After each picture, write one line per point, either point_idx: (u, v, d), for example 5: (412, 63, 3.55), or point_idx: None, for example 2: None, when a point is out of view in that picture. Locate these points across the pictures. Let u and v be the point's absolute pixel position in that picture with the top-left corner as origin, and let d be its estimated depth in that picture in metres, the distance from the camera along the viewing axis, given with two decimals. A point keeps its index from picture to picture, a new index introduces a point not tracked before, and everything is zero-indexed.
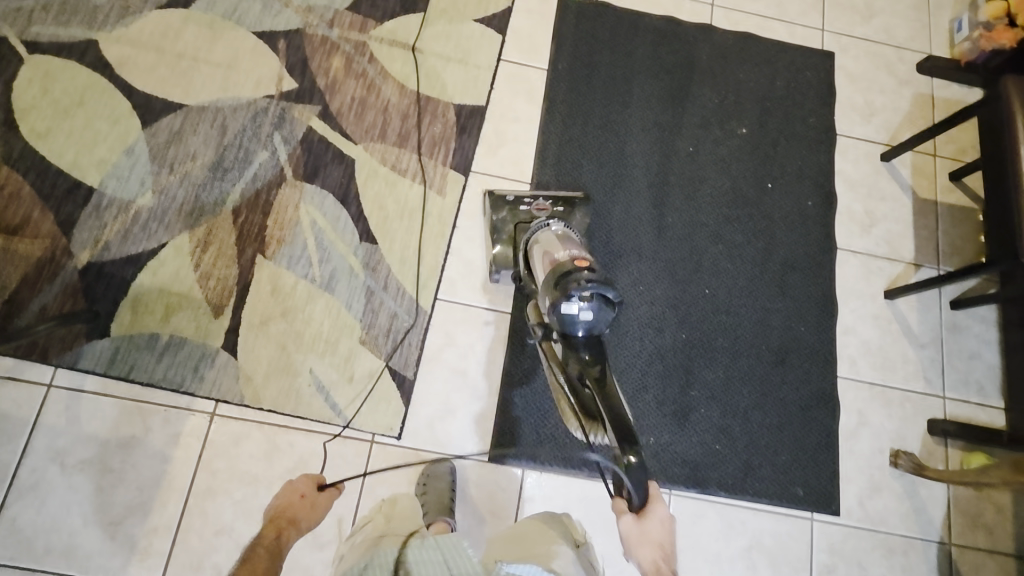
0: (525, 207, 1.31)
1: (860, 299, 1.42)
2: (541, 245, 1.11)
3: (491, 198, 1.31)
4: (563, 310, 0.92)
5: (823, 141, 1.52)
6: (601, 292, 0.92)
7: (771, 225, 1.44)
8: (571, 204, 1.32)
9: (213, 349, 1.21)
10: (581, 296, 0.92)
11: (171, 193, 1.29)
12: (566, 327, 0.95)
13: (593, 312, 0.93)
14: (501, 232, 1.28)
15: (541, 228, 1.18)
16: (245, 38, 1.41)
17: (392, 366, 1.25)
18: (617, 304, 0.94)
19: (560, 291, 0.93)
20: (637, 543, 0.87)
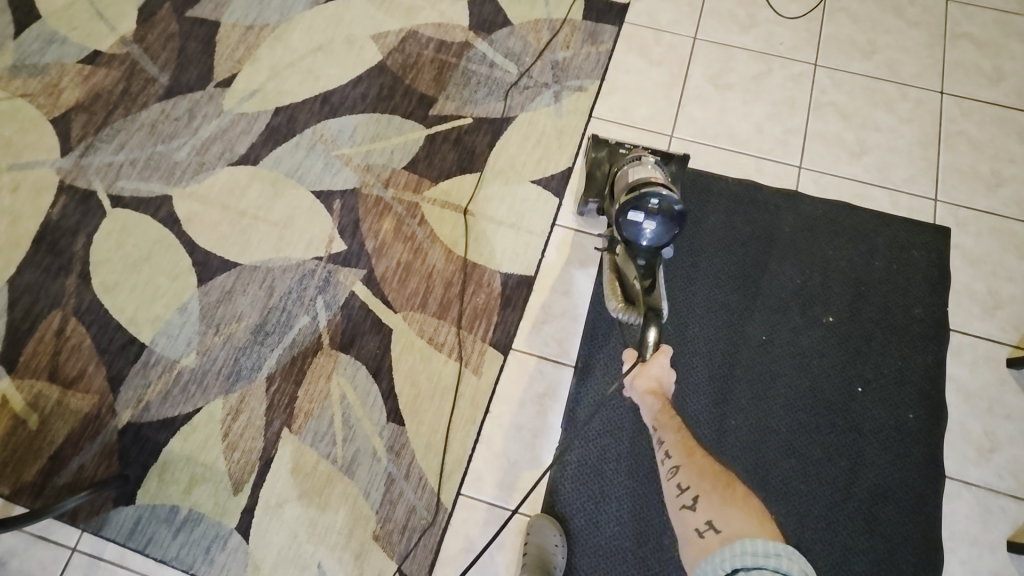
0: (623, 150, 1.30)
1: (974, 548, 1.15)
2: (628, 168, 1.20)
3: (593, 138, 1.33)
4: (630, 217, 1.08)
5: (929, 338, 1.28)
6: (667, 205, 1.07)
7: (859, 440, 1.21)
8: (669, 157, 1.28)
9: (227, 530, 1.18)
10: (648, 210, 1.07)
11: (214, 353, 1.31)
12: (632, 235, 1.10)
13: (655, 225, 1.08)
14: (597, 169, 1.32)
15: (631, 160, 1.22)
16: (304, 196, 1.43)
17: (403, 568, 1.16)
18: (679, 219, 1.08)
19: (632, 201, 1.08)
20: (639, 374, 1.12)
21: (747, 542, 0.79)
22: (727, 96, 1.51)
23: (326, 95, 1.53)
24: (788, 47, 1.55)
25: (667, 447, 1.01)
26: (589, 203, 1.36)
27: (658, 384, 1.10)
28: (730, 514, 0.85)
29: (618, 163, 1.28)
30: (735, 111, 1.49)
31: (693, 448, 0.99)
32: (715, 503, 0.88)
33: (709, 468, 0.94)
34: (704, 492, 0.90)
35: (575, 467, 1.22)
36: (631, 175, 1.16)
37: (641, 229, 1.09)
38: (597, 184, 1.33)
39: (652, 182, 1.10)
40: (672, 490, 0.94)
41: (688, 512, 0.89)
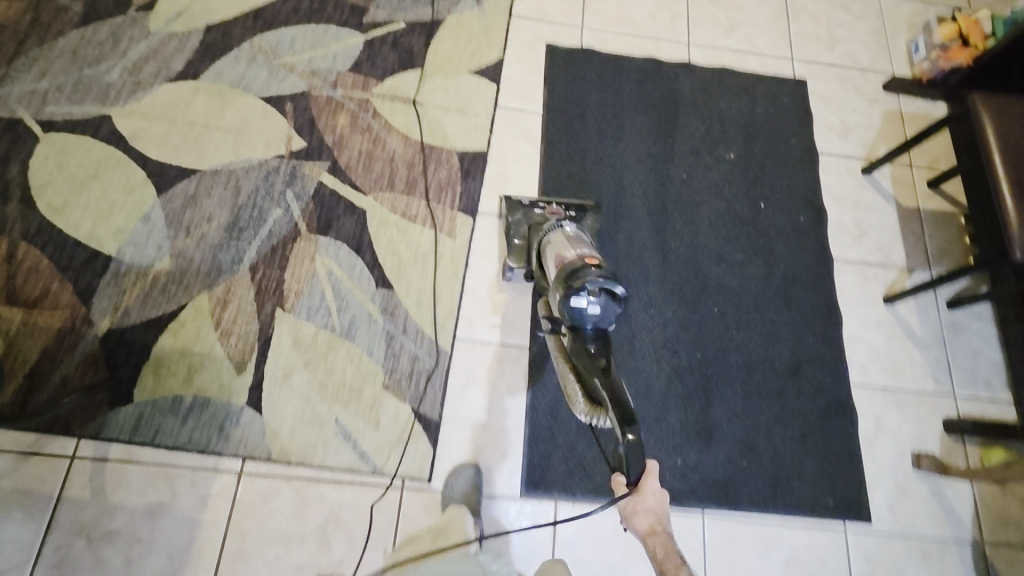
0: (538, 211, 1.35)
1: (862, 306, 1.47)
2: (552, 244, 1.14)
3: (508, 202, 1.36)
4: (573, 303, 0.95)
5: (806, 161, 1.60)
6: (608, 286, 0.95)
7: (769, 242, 1.50)
8: (583, 210, 1.37)
9: (237, 407, 1.21)
10: (588, 294, 0.95)
11: (189, 255, 1.32)
12: (576, 321, 0.97)
13: (600, 307, 0.96)
14: (517, 234, 1.32)
15: (550, 227, 1.21)
16: (254, 103, 1.47)
17: (417, 407, 1.26)
18: (622, 299, 0.97)
19: (569, 286, 0.96)
20: (633, 513, 0.91)
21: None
22: None
23: (256, 11, 1.57)
24: None
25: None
26: (512, 269, 1.32)
27: (655, 519, 0.90)
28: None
29: (535, 229, 1.28)
30: (630, 3, 1.74)
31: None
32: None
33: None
34: None
35: None
36: (561, 253, 1.07)
37: (585, 314, 0.96)
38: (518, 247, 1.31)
39: (586, 264, 0.98)
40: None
41: None
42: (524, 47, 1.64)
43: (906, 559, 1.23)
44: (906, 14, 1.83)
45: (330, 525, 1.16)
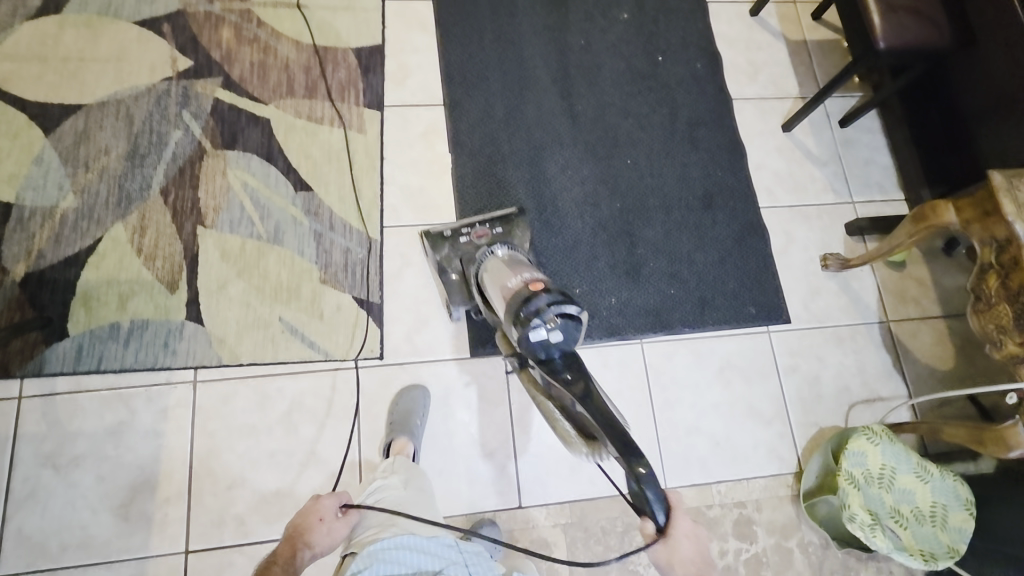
0: (464, 239, 1.21)
1: (763, 137, 1.56)
2: (490, 274, 1.08)
3: (428, 237, 1.21)
4: (532, 338, 0.90)
5: (695, 10, 1.65)
6: (560, 309, 0.90)
7: (671, 92, 1.56)
8: (510, 222, 1.24)
9: (178, 323, 1.22)
10: (545, 323, 0.90)
11: (94, 189, 1.28)
12: (542, 354, 0.91)
13: (561, 331, 0.90)
14: (449, 271, 1.21)
15: (486, 255, 1.15)
16: (128, 28, 1.41)
17: (357, 295, 1.29)
18: (581, 317, 0.92)
19: (523, 322, 0.90)
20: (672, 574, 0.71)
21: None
22: None
23: None
24: None
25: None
26: (456, 309, 1.24)
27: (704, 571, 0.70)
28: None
29: (470, 261, 1.19)
30: None
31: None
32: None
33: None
34: None
35: (472, 177, 1.42)
36: (504, 286, 1.01)
37: (549, 343, 0.90)
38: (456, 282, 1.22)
39: (533, 291, 0.93)
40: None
41: None
42: None
43: (822, 347, 1.39)
44: None
45: (294, 413, 1.20)
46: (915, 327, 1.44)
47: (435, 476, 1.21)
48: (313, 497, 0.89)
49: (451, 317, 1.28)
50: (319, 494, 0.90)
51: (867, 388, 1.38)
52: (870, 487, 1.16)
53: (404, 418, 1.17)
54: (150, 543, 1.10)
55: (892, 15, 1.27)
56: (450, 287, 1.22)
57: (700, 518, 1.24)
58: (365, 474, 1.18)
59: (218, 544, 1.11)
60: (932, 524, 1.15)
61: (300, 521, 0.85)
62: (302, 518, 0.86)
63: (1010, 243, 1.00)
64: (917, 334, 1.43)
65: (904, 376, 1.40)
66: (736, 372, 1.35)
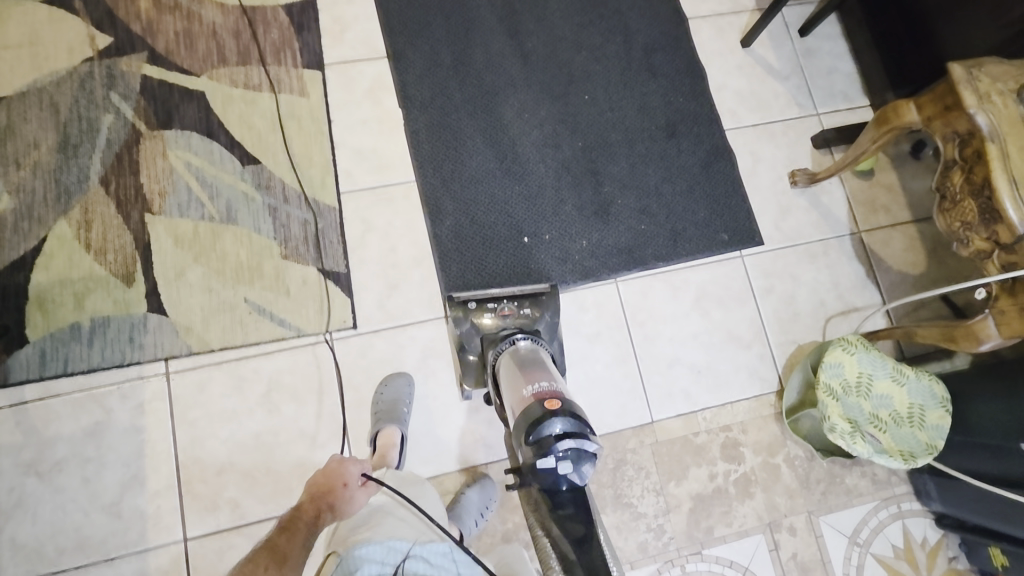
0: (488, 315, 1.17)
1: (722, 56, 1.50)
2: (504, 367, 1.07)
3: (451, 306, 1.17)
4: (540, 466, 0.90)
5: None
6: (573, 443, 0.90)
7: (623, 17, 1.49)
8: (537, 302, 1.19)
9: (140, 316, 1.18)
10: (556, 457, 0.90)
11: (29, 187, 1.22)
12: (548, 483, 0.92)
13: (570, 466, 0.91)
14: (467, 351, 1.18)
15: (507, 347, 1.12)
16: (36, 9, 1.31)
17: (321, 267, 1.26)
18: (593, 453, 0.92)
19: (535, 449, 0.90)
20: None
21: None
22: None
23: None
24: None
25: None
26: (468, 392, 1.22)
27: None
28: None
29: (492, 345, 1.15)
30: None
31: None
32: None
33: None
34: None
35: (426, 131, 1.36)
36: (517, 393, 0.99)
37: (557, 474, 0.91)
38: (473, 366, 1.18)
39: (547, 414, 0.91)
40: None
41: None
42: None
43: (796, 265, 1.39)
44: None
45: (273, 392, 1.19)
46: (886, 235, 1.43)
47: (423, 437, 1.22)
48: (338, 460, 0.96)
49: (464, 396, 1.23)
50: (344, 458, 0.97)
51: (843, 301, 1.38)
52: (847, 397, 1.18)
53: (389, 409, 1.16)
54: (148, 535, 1.10)
55: None
56: (466, 365, 1.18)
57: (688, 446, 1.26)
58: (352, 442, 1.19)
59: (216, 528, 1.11)
60: (910, 425, 1.17)
61: (324, 482, 0.93)
62: (327, 479, 0.93)
63: (972, 136, 0.98)
64: (889, 242, 1.43)
65: (878, 286, 1.40)
66: (713, 301, 1.35)
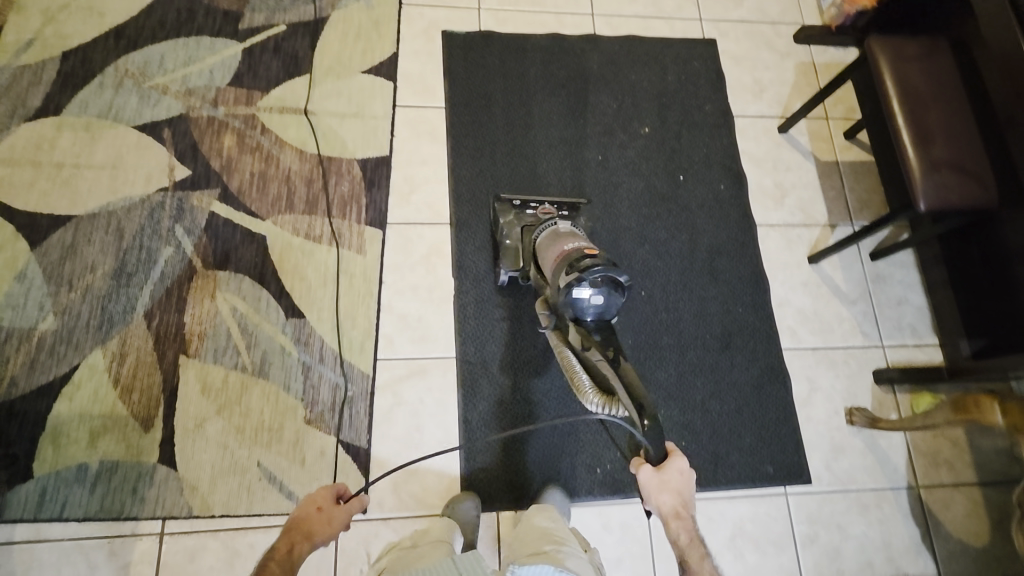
0: (530, 212, 1.29)
1: (788, 269, 1.46)
2: (545, 241, 1.17)
3: (498, 204, 1.31)
4: (575, 294, 0.99)
5: (722, 125, 1.56)
6: (610, 277, 0.99)
7: (691, 216, 1.47)
8: (576, 209, 1.33)
9: (149, 467, 1.14)
10: (592, 283, 0.99)
11: (76, 310, 1.22)
12: (577, 312, 1.02)
13: (603, 296, 1.00)
14: (508, 236, 1.26)
15: (548, 226, 1.20)
16: (126, 133, 1.35)
17: (344, 438, 1.21)
18: (625, 288, 1.01)
19: (572, 277, 1.00)
20: (658, 491, 0.91)
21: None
22: None
23: (117, 30, 1.43)
24: None
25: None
26: (505, 272, 1.27)
27: (680, 504, 0.91)
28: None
29: (531, 228, 1.25)
30: None
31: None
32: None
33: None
34: None
35: (474, 307, 1.33)
36: (558, 247, 1.10)
37: (587, 305, 1.01)
38: (509, 250, 1.26)
39: (586, 253, 1.02)
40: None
41: None
42: (418, 39, 1.54)
43: (845, 515, 1.28)
44: None
45: None
46: (947, 495, 1.31)
47: None
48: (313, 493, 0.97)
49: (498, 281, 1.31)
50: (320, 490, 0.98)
51: (892, 566, 1.25)
52: None
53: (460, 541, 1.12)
54: None
55: (936, 174, 1.15)
56: (506, 243, 1.26)
57: None
58: None
59: None
60: None
61: (300, 517, 0.90)
62: (299, 515, 0.91)
63: None
64: (949, 504, 1.31)
65: (934, 554, 1.27)
66: (748, 540, 1.24)
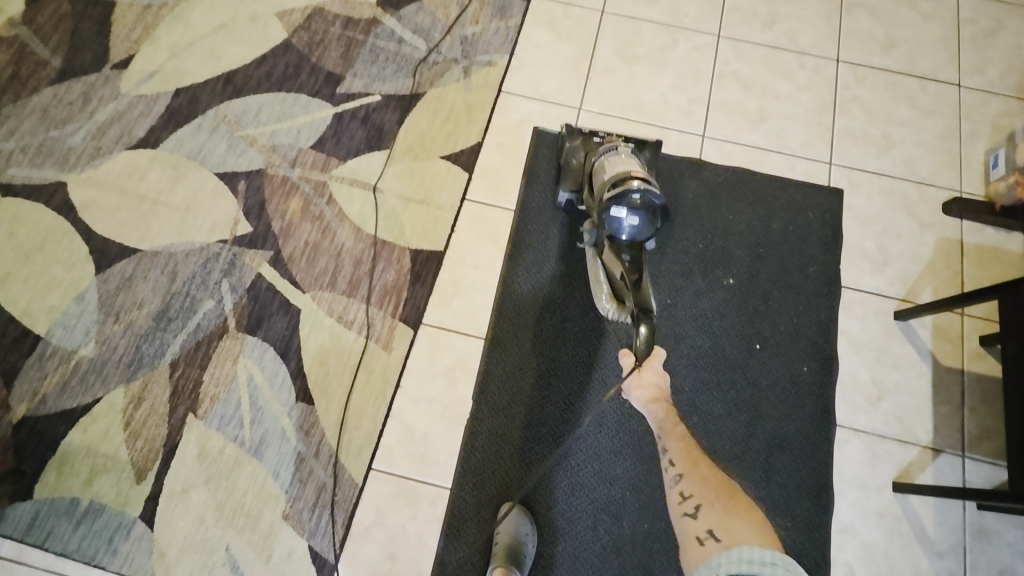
0: (597, 140, 1.35)
1: (862, 491, 1.21)
2: (602, 159, 1.26)
3: (569, 129, 1.37)
4: (613, 213, 1.11)
5: (823, 294, 1.34)
6: (648, 201, 1.10)
7: (758, 395, 1.26)
8: (642, 146, 1.34)
9: (130, 519, 1.15)
10: (630, 203, 1.10)
11: (114, 342, 1.27)
12: (613, 230, 1.12)
13: (638, 217, 1.11)
14: (573, 159, 1.34)
15: (608, 151, 1.28)
16: (207, 178, 1.40)
17: (314, 546, 1.15)
18: (659, 213, 1.12)
19: (613, 196, 1.11)
20: (638, 386, 1.07)
21: (746, 548, 0.81)
22: (634, 68, 1.52)
23: (228, 75, 1.49)
24: (692, 18, 1.57)
25: (671, 454, 1.03)
26: (563, 193, 1.34)
27: (659, 391, 1.07)
28: (735, 528, 0.87)
29: (594, 153, 1.32)
30: (642, 83, 1.51)
31: (695, 455, 1.02)
32: (718, 514, 0.90)
33: (712, 476, 0.98)
34: (707, 501, 0.94)
35: (484, 437, 1.23)
36: (610, 169, 1.20)
37: (622, 224, 1.11)
38: (572, 172, 1.34)
39: (631, 177, 1.13)
40: (676, 498, 0.97)
41: (690, 521, 0.92)
42: (508, 130, 1.46)
43: None
44: (992, 113, 1.49)
45: None
46: None
47: None
48: None
49: (560, 201, 1.37)
50: None
51: None
52: None
53: None
54: None
55: None
56: (571, 166, 1.34)
57: None
58: None
59: None
60: None
61: None
62: None
63: None
64: None
65: None
66: None
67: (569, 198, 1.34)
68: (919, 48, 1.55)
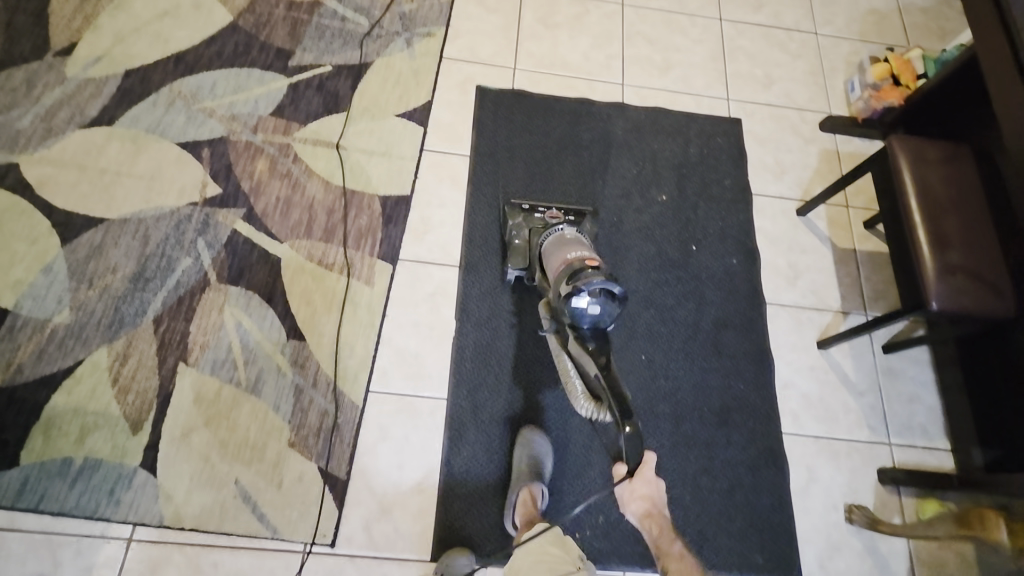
0: (537, 215, 1.38)
1: (794, 352, 1.43)
2: (550, 248, 1.23)
3: (507, 208, 1.40)
4: (574, 303, 1.04)
5: (739, 201, 1.58)
6: (607, 288, 1.04)
7: (700, 285, 1.47)
8: (581, 216, 1.39)
9: (131, 469, 1.15)
10: (589, 292, 1.03)
11: (90, 307, 1.27)
12: (576, 320, 1.05)
13: (600, 306, 1.04)
14: (517, 236, 1.35)
15: (553, 232, 1.27)
16: (169, 149, 1.44)
17: (324, 465, 1.21)
18: (620, 299, 1.05)
19: (572, 286, 1.04)
20: (629, 500, 0.94)
21: None
22: (557, 32, 1.74)
23: (177, 56, 1.55)
24: None
25: None
26: (511, 271, 1.35)
27: (652, 505, 0.94)
28: None
29: (537, 233, 1.32)
30: (565, 44, 1.73)
31: None
32: None
33: None
34: None
35: (471, 349, 1.34)
36: (562, 257, 1.15)
37: (584, 313, 1.04)
38: (519, 249, 1.34)
39: (586, 266, 1.07)
40: None
41: None
42: (454, 90, 1.62)
43: None
44: (844, 52, 1.84)
45: None
46: None
47: None
48: None
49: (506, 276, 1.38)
50: None
51: None
52: None
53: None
54: None
55: (949, 277, 1.15)
56: (516, 244, 1.34)
57: None
58: None
59: None
60: None
61: None
62: None
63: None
64: None
65: None
66: None
67: (516, 273, 1.36)
68: (782, 6, 1.88)
